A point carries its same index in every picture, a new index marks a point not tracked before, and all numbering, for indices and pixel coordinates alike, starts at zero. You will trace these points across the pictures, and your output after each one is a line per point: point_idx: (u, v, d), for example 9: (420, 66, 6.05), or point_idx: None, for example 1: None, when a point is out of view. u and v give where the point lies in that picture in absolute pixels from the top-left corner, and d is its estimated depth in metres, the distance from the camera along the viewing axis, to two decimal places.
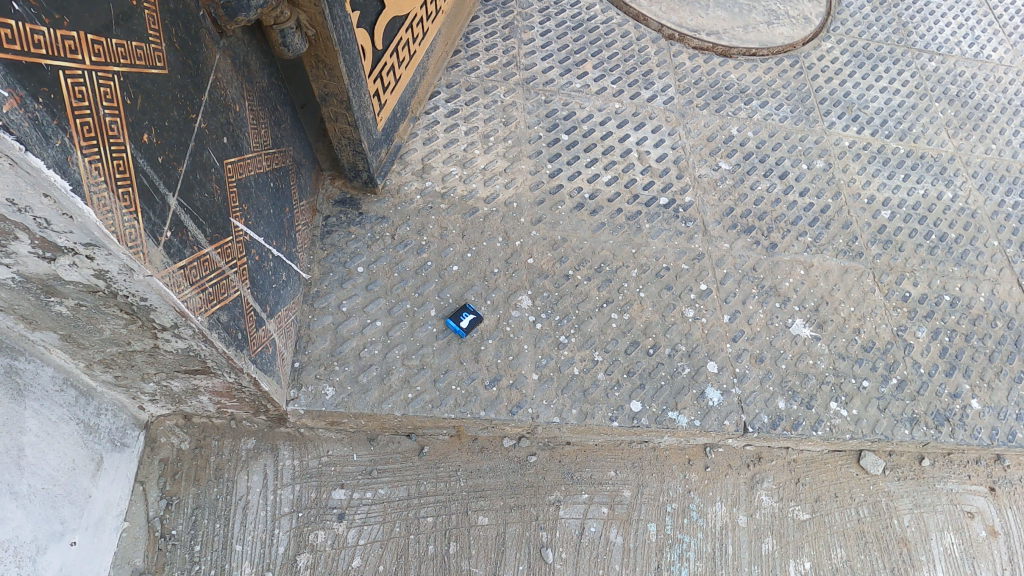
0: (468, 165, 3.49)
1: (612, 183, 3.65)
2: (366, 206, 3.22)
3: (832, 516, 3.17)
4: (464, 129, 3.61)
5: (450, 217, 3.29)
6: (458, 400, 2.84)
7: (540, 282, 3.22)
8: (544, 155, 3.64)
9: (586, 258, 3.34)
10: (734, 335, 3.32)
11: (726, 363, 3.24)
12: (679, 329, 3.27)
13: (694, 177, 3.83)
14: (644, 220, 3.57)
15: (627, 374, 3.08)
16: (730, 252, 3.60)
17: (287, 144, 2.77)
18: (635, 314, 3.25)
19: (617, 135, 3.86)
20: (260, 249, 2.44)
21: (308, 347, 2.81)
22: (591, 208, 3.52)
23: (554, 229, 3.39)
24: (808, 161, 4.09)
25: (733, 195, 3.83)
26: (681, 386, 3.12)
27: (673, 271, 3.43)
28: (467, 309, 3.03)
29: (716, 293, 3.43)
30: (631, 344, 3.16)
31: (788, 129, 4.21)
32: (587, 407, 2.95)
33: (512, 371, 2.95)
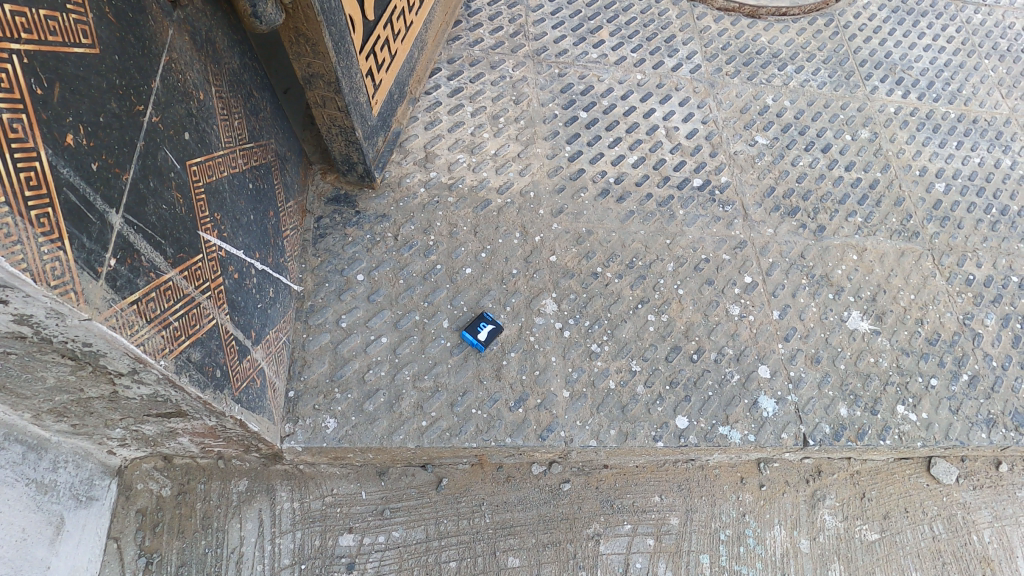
0: (477, 151, 3.07)
1: (639, 166, 3.25)
2: (363, 203, 2.81)
3: (904, 535, 2.81)
4: (471, 110, 3.18)
5: (459, 212, 2.89)
6: (480, 426, 2.46)
7: (566, 283, 2.82)
8: (562, 137, 3.22)
9: (615, 253, 2.95)
10: (787, 334, 2.95)
11: (779, 366, 2.86)
12: (724, 329, 2.89)
13: (729, 155, 3.43)
14: (677, 207, 3.17)
15: (671, 385, 2.70)
16: (774, 238, 3.21)
17: (268, 136, 2.35)
18: (674, 315, 2.87)
19: (641, 110, 3.43)
20: (239, 264, 2.03)
21: (304, 371, 2.43)
22: (618, 195, 3.13)
23: (578, 221, 2.99)
24: (852, 132, 3.68)
25: (772, 172, 3.43)
26: (731, 396, 2.74)
27: (714, 263, 3.04)
28: (485, 319, 2.64)
29: (762, 287, 3.05)
30: (672, 350, 2.78)
31: (827, 96, 3.79)
32: (628, 428, 2.57)
33: (540, 389, 2.57)
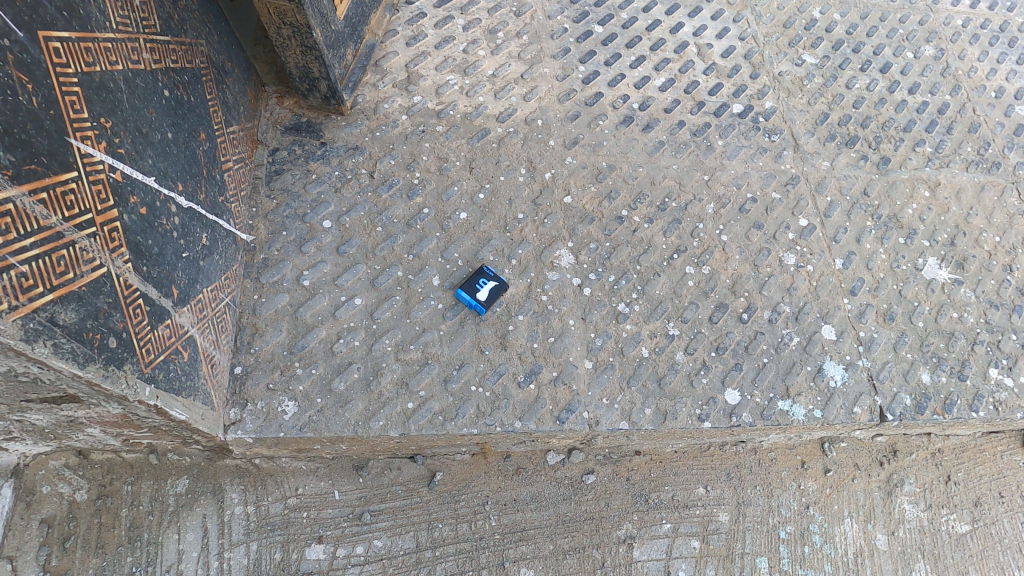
0: (471, 71, 2.50)
1: (668, 89, 2.68)
2: (330, 132, 2.24)
3: (999, 526, 2.26)
4: (462, 23, 2.59)
5: (451, 143, 2.32)
6: (481, 407, 1.94)
7: (584, 230, 2.28)
8: (573, 54, 2.65)
9: (644, 192, 2.41)
10: (853, 287, 2.40)
11: (846, 326, 2.32)
12: (778, 283, 2.35)
13: (774, 77, 2.85)
14: (716, 136, 2.62)
15: (716, 352, 2.18)
16: (832, 173, 2.64)
17: (194, 34, 1.79)
18: (717, 266, 2.34)
19: (668, 24, 2.85)
20: (149, 196, 1.49)
21: (256, 342, 1.89)
22: (644, 122, 2.57)
23: (596, 153, 2.44)
24: (914, 49, 3.08)
25: (825, 96, 2.85)
26: (790, 363, 2.21)
27: (762, 204, 2.50)
28: (485, 275, 2.10)
29: (821, 232, 2.50)
30: (717, 308, 2.26)
31: (883, 7, 3.18)
32: (666, 405, 2.06)
33: (556, 360, 2.05)
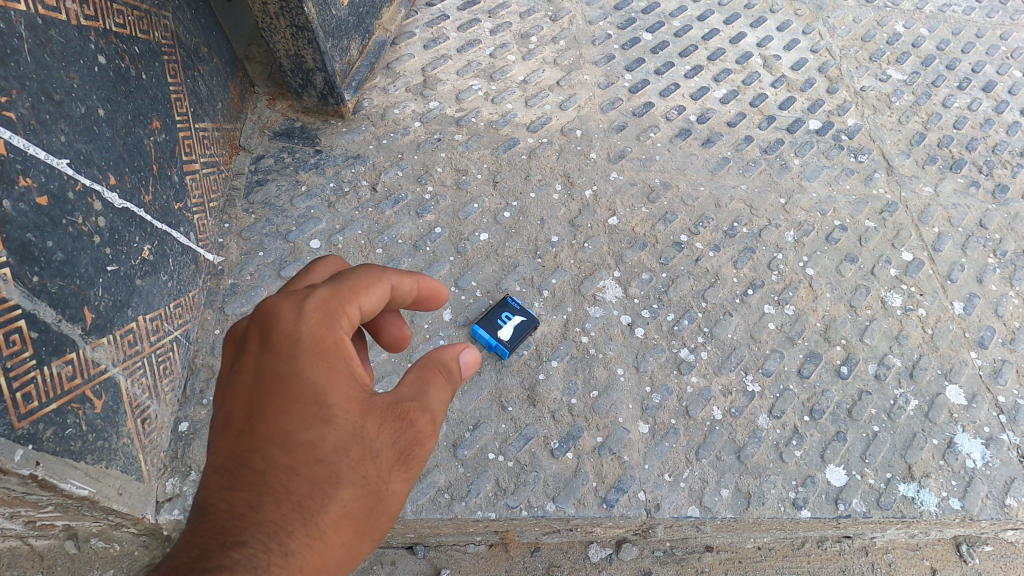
0: (499, 77, 2.13)
1: (731, 101, 2.28)
2: (327, 139, 1.86)
3: None
4: (490, 27, 2.25)
5: (472, 153, 1.94)
6: (502, 482, 1.46)
7: (633, 256, 1.85)
8: (618, 62, 2.28)
9: (707, 215, 1.97)
10: (980, 338, 1.88)
11: (978, 387, 1.79)
12: (883, 329, 1.84)
13: (855, 92, 2.42)
14: (791, 154, 2.18)
15: (811, 417, 1.67)
16: (936, 200, 2.17)
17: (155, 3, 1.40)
18: (804, 306, 1.85)
19: (727, 34, 2.47)
20: (55, 182, 1.08)
21: (209, 391, 1.42)
22: (704, 136, 2.16)
23: (647, 170, 2.03)
24: (1020, 67, 2.67)
25: (918, 114, 2.41)
26: (911, 435, 1.68)
27: (854, 232, 2.03)
28: (509, 308, 1.66)
29: (931, 268, 2.00)
30: (808, 358, 1.76)
31: (978, 23, 2.78)
32: (750, 486, 1.54)
33: (600, 422, 1.57)
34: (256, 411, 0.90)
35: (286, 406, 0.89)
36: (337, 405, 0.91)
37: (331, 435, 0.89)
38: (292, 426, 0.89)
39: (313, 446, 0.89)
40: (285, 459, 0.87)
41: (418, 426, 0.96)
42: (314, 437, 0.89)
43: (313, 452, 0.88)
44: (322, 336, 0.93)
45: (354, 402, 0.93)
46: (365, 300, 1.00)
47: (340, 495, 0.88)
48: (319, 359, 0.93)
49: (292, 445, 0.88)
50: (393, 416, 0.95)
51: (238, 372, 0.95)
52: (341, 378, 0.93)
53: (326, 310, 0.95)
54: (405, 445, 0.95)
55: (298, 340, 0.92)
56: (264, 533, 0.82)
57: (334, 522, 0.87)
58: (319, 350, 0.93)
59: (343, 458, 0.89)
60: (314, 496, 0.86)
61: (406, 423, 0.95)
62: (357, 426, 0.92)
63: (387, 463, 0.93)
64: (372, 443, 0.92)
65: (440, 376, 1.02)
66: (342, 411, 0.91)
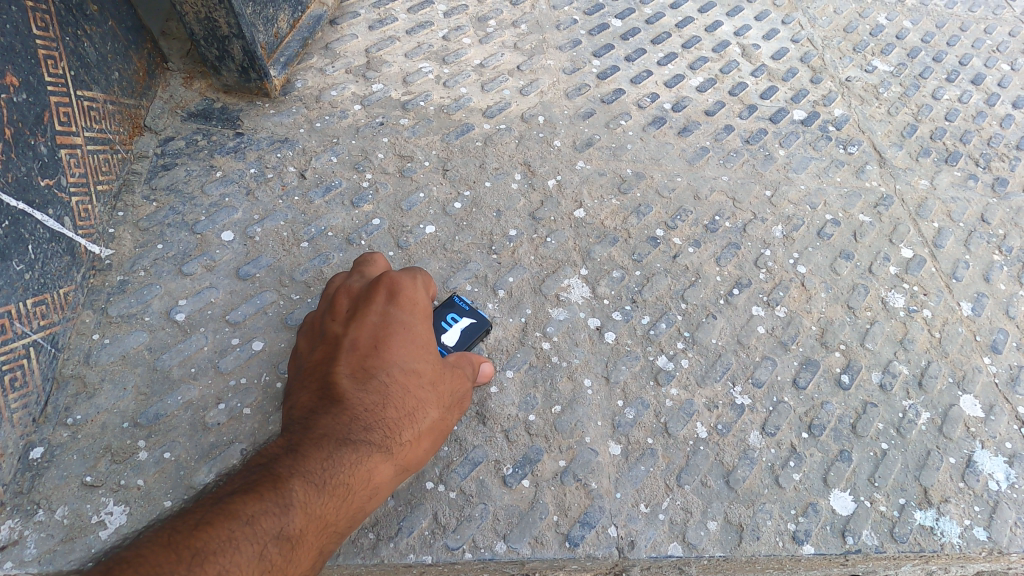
0: (452, 60, 1.92)
1: (708, 89, 2.08)
2: (250, 121, 1.63)
3: None
4: (444, 9, 2.05)
5: (419, 139, 1.71)
6: (443, 517, 1.21)
7: (603, 252, 1.62)
8: (585, 47, 2.08)
9: (684, 208, 1.76)
10: (994, 342, 1.66)
11: (996, 398, 1.56)
12: (886, 333, 1.62)
13: (840, 82, 2.24)
14: (775, 145, 1.98)
15: (810, 434, 1.43)
16: (934, 193, 1.97)
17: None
18: (796, 307, 1.62)
19: (702, 22, 2.30)
20: None
21: (77, 408, 1.16)
22: (680, 125, 1.95)
23: (617, 159, 1.81)
24: (1009, 61, 2.47)
25: (907, 106, 2.22)
26: (924, 453, 1.44)
27: (847, 227, 1.82)
28: (456, 308, 1.36)
29: (934, 266, 1.79)
30: (803, 366, 1.53)
31: (962, 18, 2.60)
32: (741, 517, 1.29)
33: (564, 442, 1.33)
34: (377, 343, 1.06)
35: (401, 343, 1.07)
36: (434, 350, 1.11)
37: (428, 370, 1.08)
38: (403, 357, 1.06)
39: (416, 375, 1.06)
40: (397, 380, 1.04)
41: (467, 387, 1.19)
42: (418, 371, 1.07)
43: (415, 381, 1.06)
44: (426, 308, 1.14)
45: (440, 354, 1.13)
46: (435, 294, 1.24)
47: (430, 414, 1.07)
48: (417, 318, 1.12)
49: (403, 372, 1.05)
50: (459, 371, 1.17)
51: (362, 317, 1.10)
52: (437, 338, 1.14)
53: (426, 291, 1.18)
54: (462, 395, 1.17)
55: (414, 305, 1.13)
56: (383, 430, 0.99)
57: (425, 431, 1.06)
58: (422, 314, 1.13)
59: (433, 390, 1.08)
60: (422, 410, 1.05)
61: (463, 381, 1.18)
62: (439, 372, 1.11)
63: (454, 402, 1.14)
64: (447, 386, 1.12)
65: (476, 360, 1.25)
66: (437, 357, 1.12)
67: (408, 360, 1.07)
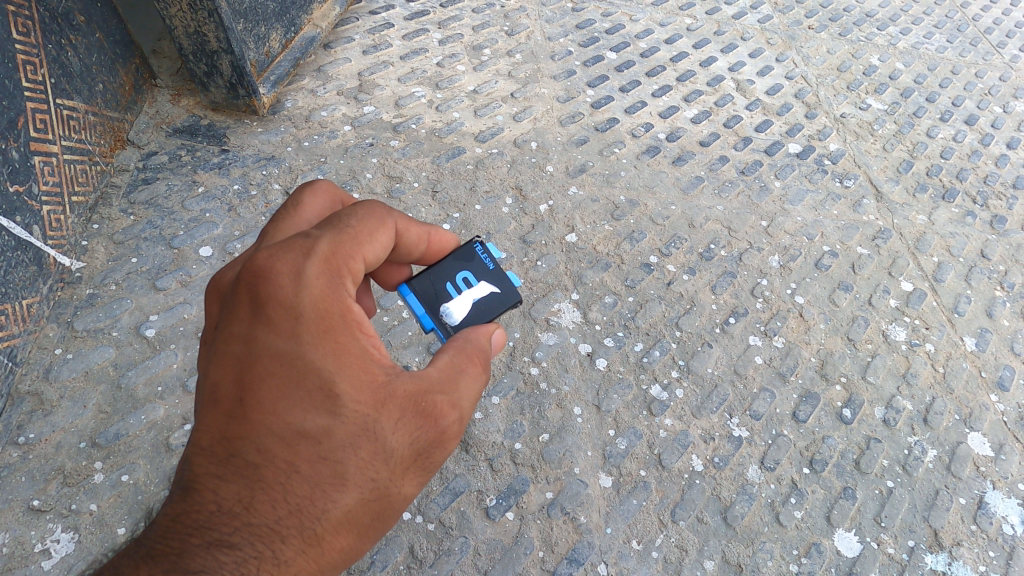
0: (445, 85, 1.91)
1: (703, 121, 2.07)
2: (237, 138, 1.60)
3: None
4: (439, 37, 2.06)
5: (409, 161, 1.68)
6: (420, 551, 1.13)
7: (595, 277, 1.57)
8: (580, 78, 2.08)
9: (679, 235, 1.72)
10: (1000, 379, 1.60)
11: (1005, 436, 1.49)
12: (888, 366, 1.56)
13: (835, 118, 2.24)
14: (771, 176, 1.96)
15: (812, 469, 1.35)
16: (932, 228, 1.94)
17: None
18: (795, 338, 1.57)
19: (697, 57, 2.31)
20: None
21: (31, 427, 1.09)
22: (675, 155, 1.93)
23: (611, 186, 1.78)
24: (1001, 103, 2.49)
25: (902, 142, 2.21)
26: (932, 492, 1.37)
27: (845, 258, 1.78)
28: (472, 271, 0.97)
29: (935, 300, 1.74)
30: (803, 398, 1.46)
31: (952, 60, 2.63)
32: (740, 557, 1.21)
33: (551, 473, 1.25)
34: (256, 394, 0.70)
35: (289, 391, 0.70)
36: (349, 391, 0.72)
37: (339, 426, 0.70)
38: (293, 409, 0.69)
39: (313, 440, 0.69)
40: (287, 452, 0.69)
41: (443, 426, 0.76)
42: (319, 430, 0.69)
43: (317, 447, 0.70)
44: (330, 306, 0.72)
45: (369, 390, 0.73)
46: (369, 250, 0.79)
47: (347, 496, 0.70)
48: (324, 331, 0.72)
49: (296, 437, 0.69)
50: (415, 409, 0.75)
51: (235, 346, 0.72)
52: (362, 363, 0.73)
53: (332, 269, 0.74)
54: (424, 445, 0.75)
55: (297, 314, 0.71)
56: (267, 531, 0.67)
57: (357, 513, 0.72)
58: (325, 329, 0.72)
59: (353, 455, 0.71)
60: (339, 492, 0.70)
61: (428, 422, 0.75)
62: (370, 419, 0.72)
63: (406, 461, 0.74)
64: (387, 440, 0.73)
65: (474, 363, 0.81)
66: (355, 400, 0.71)
67: (301, 414, 0.69)
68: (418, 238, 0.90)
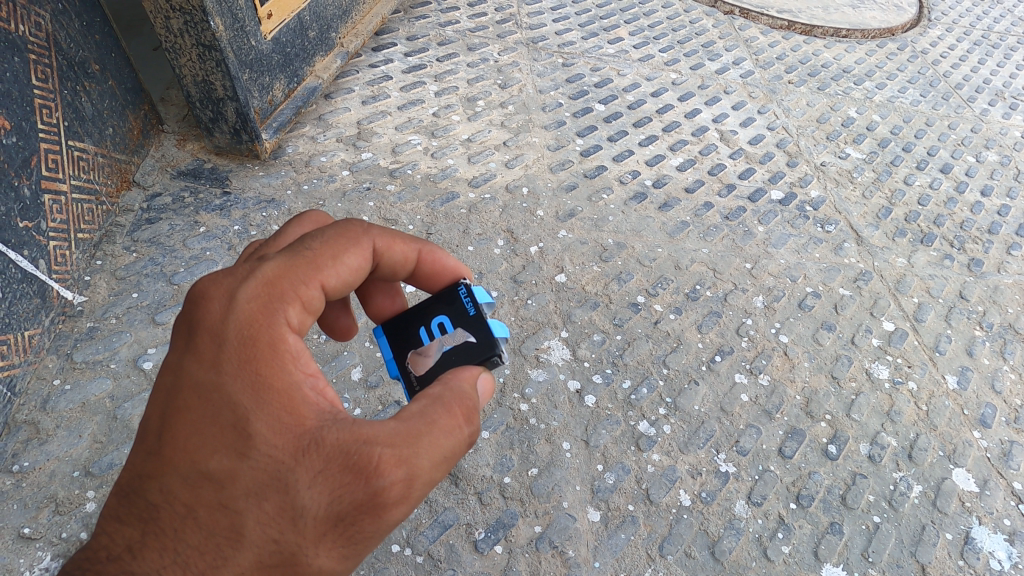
0: (441, 133, 2.00)
1: (688, 169, 2.16)
2: (239, 181, 1.67)
3: None
4: (435, 89, 2.16)
5: (405, 204, 1.74)
6: None
7: (583, 316, 1.62)
8: (569, 127, 2.18)
9: (665, 276, 1.77)
10: (981, 416, 1.63)
11: (990, 472, 1.51)
12: (872, 404, 1.59)
13: (815, 166, 2.33)
14: (754, 221, 2.02)
15: (799, 505, 1.37)
16: (911, 270, 2.00)
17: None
18: (780, 376, 1.60)
19: (682, 109, 2.42)
20: None
21: (25, 456, 1.11)
22: (661, 201, 2.00)
23: (599, 229, 1.85)
24: (975, 153, 2.59)
25: (881, 190, 2.30)
26: (919, 528, 1.38)
27: (827, 298, 1.84)
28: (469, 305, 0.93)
29: (916, 339, 1.78)
30: (790, 434, 1.49)
31: (927, 114, 2.75)
32: None
33: (540, 507, 1.27)
34: (169, 421, 0.73)
35: (200, 422, 0.72)
36: (264, 434, 0.71)
37: (244, 470, 0.70)
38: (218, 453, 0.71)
39: (218, 489, 0.70)
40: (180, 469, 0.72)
41: (380, 484, 0.70)
42: (225, 476, 0.70)
43: (218, 495, 0.70)
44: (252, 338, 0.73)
45: (288, 436, 0.71)
46: (329, 274, 0.81)
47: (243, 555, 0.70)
48: (259, 370, 0.72)
49: (199, 475, 0.71)
50: (342, 461, 0.70)
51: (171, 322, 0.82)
52: (284, 423, 0.72)
53: (273, 304, 0.75)
54: (348, 511, 0.70)
55: (221, 343, 0.73)
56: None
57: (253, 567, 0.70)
58: (262, 381, 0.72)
59: (256, 506, 0.70)
60: (244, 554, 0.70)
61: (359, 482, 0.69)
62: (286, 469, 0.70)
63: (321, 526, 0.70)
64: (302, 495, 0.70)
65: (455, 417, 0.75)
66: (268, 445, 0.71)
67: (224, 458, 0.71)
68: (406, 257, 0.92)
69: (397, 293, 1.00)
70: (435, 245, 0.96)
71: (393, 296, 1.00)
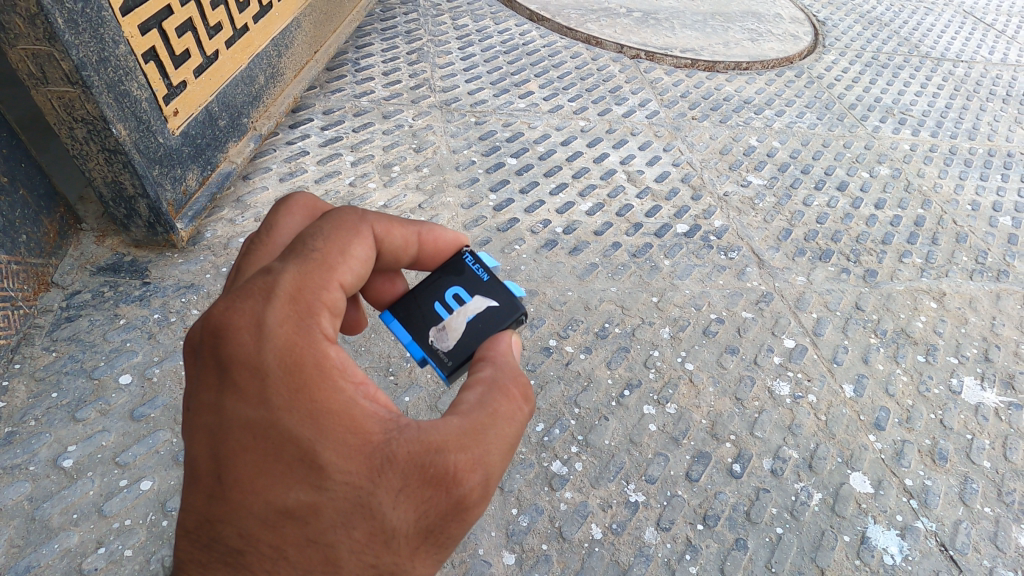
0: (357, 203, 2.11)
1: (597, 213, 2.29)
2: (158, 271, 1.74)
3: None
4: (351, 160, 2.28)
5: None
6: None
7: None
8: (482, 184, 2.30)
9: (576, 318, 1.88)
10: (877, 419, 1.75)
11: (885, 473, 1.62)
12: (774, 420, 1.70)
13: (718, 198, 2.48)
14: (660, 256, 2.16)
15: (705, 525, 1.46)
16: (810, 288, 2.14)
17: None
18: (686, 402, 1.70)
19: (590, 155, 2.57)
20: None
21: None
22: (571, 246, 2.13)
23: (512, 279, 1.95)
24: (868, 169, 2.78)
25: (781, 213, 2.46)
26: (819, 533, 1.48)
27: (730, 323, 1.96)
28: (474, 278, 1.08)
29: (815, 353, 1.91)
30: (696, 458, 1.58)
31: (823, 135, 2.95)
32: None
33: (458, 556, 1.33)
34: (229, 464, 0.78)
35: (269, 462, 0.77)
36: (334, 462, 0.77)
37: (324, 501, 0.77)
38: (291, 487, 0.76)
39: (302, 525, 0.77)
40: (256, 511, 0.77)
41: (461, 489, 0.78)
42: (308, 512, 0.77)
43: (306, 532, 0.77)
44: (299, 364, 0.77)
45: (360, 458, 0.77)
46: (344, 271, 0.86)
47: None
48: (313, 397, 0.78)
49: (278, 513, 0.77)
50: (419, 475, 0.77)
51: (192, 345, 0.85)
52: (353, 449, 0.77)
53: (306, 317, 0.80)
54: (436, 521, 0.79)
55: (267, 375, 0.77)
56: None
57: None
58: (319, 409, 0.77)
59: (347, 535, 0.78)
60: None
61: (440, 492, 0.78)
62: (367, 493, 0.77)
63: (413, 539, 0.79)
64: (389, 514, 0.77)
65: (512, 407, 0.84)
66: (340, 473, 0.77)
67: (301, 493, 0.77)
68: (405, 242, 1.00)
69: (396, 277, 1.07)
70: (429, 226, 1.05)
71: (393, 278, 1.07)
